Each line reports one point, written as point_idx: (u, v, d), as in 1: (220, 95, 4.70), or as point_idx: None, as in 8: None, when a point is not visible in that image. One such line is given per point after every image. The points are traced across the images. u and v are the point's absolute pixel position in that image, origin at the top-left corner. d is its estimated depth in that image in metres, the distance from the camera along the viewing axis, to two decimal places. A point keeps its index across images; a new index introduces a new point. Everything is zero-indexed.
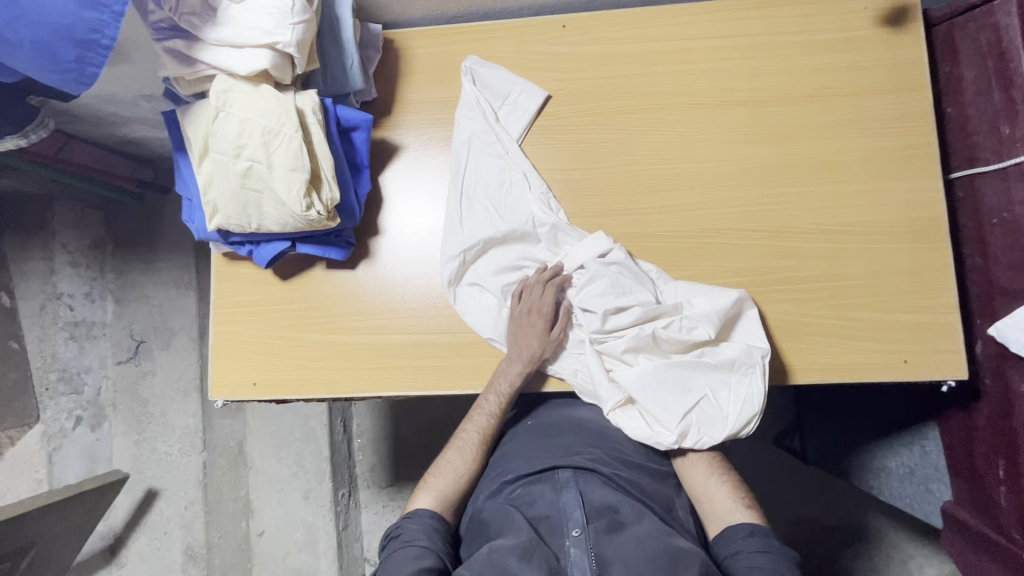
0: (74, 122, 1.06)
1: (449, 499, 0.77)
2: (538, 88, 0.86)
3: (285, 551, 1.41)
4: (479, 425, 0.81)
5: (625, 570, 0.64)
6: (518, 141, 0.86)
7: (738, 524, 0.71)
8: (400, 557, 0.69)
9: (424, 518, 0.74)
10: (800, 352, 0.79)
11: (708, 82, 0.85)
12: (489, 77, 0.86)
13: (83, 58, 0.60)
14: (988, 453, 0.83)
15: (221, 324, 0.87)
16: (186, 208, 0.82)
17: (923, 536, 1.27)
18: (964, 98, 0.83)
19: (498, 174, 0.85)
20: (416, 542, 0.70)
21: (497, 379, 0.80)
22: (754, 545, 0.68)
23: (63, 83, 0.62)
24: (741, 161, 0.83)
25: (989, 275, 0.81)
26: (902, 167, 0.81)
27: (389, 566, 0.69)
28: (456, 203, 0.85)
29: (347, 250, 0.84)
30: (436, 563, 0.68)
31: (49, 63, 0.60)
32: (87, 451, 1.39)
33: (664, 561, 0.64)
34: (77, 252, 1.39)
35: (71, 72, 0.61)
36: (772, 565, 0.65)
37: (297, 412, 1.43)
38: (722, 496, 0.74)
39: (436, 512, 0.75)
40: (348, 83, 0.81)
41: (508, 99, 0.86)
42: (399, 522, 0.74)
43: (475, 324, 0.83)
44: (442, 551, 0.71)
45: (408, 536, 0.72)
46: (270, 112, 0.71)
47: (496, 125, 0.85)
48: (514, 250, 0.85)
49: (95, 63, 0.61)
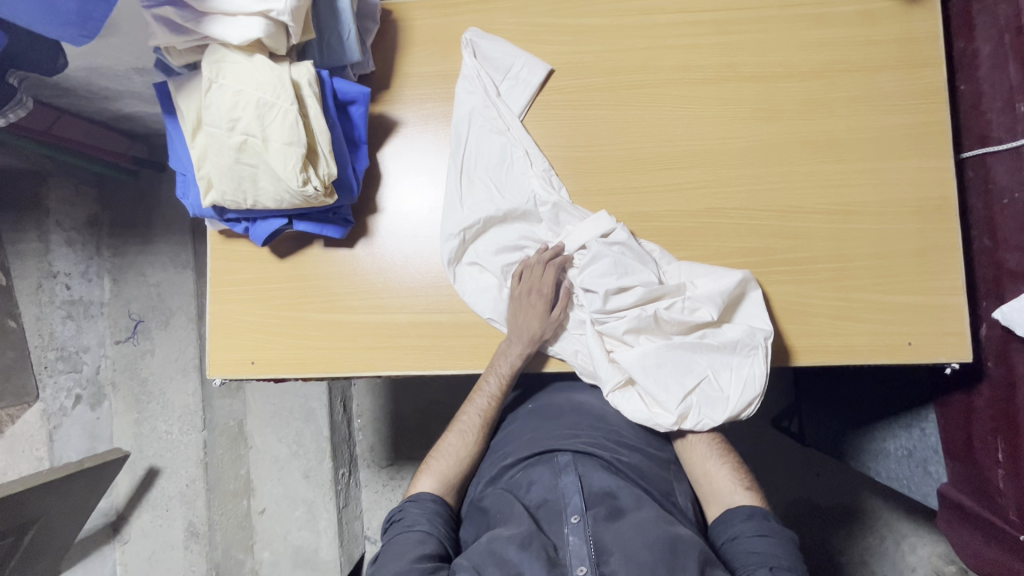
0: (65, 97, 1.04)
1: (449, 482, 0.77)
2: (541, 61, 0.83)
3: (287, 528, 1.42)
4: (480, 408, 0.81)
5: (625, 559, 0.63)
6: (520, 117, 0.84)
7: (738, 506, 0.71)
8: (401, 542, 0.69)
9: (425, 503, 0.74)
10: (803, 334, 0.78)
11: (715, 57, 0.82)
12: (491, 50, 0.84)
13: (86, 11, 0.62)
14: (987, 436, 0.83)
15: (219, 303, 0.86)
16: (181, 182, 0.80)
17: (918, 518, 1.28)
18: (978, 75, 0.80)
19: (498, 151, 0.83)
20: (416, 527, 0.71)
21: (496, 361, 0.80)
22: (753, 528, 0.68)
23: (63, 36, 0.63)
24: (748, 139, 0.81)
25: (997, 257, 0.80)
26: (913, 145, 0.79)
27: (390, 550, 0.69)
28: (457, 180, 0.83)
29: (345, 228, 0.83)
30: (437, 547, 0.69)
31: (47, 18, 0.61)
32: (88, 430, 1.39)
33: (664, 548, 0.63)
34: (72, 230, 1.35)
35: (72, 26, 0.62)
36: (771, 550, 0.65)
37: (298, 391, 1.43)
38: (722, 478, 0.74)
39: (437, 496, 0.75)
40: (344, 54, 0.79)
41: (510, 73, 0.84)
42: (400, 506, 0.74)
43: (475, 304, 0.82)
44: (442, 536, 0.71)
45: (408, 519, 0.72)
46: (264, 83, 0.69)
47: (497, 100, 0.83)
48: (516, 230, 0.84)
49: (99, 16, 0.63)
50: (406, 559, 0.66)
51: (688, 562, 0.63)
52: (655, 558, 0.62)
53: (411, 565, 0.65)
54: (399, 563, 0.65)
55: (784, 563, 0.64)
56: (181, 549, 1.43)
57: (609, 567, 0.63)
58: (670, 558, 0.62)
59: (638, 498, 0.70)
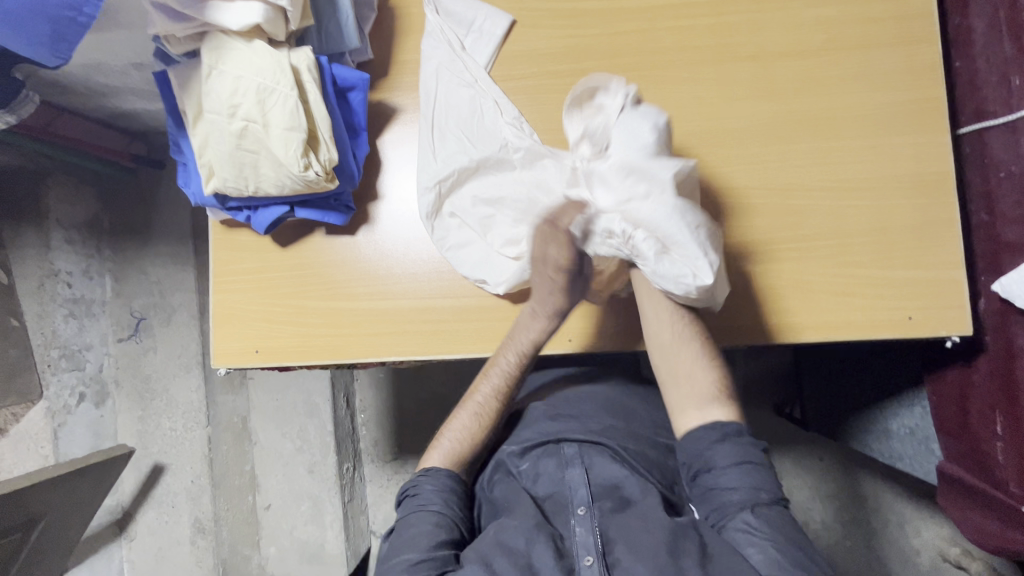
0: (64, 95, 1.04)
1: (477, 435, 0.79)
2: (503, 13, 0.84)
3: (293, 524, 1.42)
4: (494, 384, 0.81)
5: (630, 549, 0.64)
6: (486, 69, 0.84)
7: (710, 425, 0.70)
8: (416, 523, 0.69)
9: (442, 480, 0.74)
10: (803, 310, 0.79)
11: (712, 38, 0.83)
12: (453, 6, 0.85)
13: (59, 34, 0.64)
14: (985, 410, 0.84)
15: (221, 293, 0.87)
16: (182, 172, 0.81)
17: (922, 499, 1.28)
18: (973, 50, 0.81)
19: (468, 104, 0.83)
20: (431, 507, 0.71)
21: (514, 336, 0.79)
22: (728, 456, 0.67)
23: (34, 55, 0.65)
24: (745, 119, 0.82)
25: (994, 231, 0.80)
26: (909, 121, 0.80)
27: (405, 529, 0.69)
28: (429, 136, 0.83)
29: (347, 215, 0.83)
30: (451, 531, 0.69)
31: (16, 34, 0.62)
32: (92, 428, 1.39)
33: (667, 532, 0.63)
34: (72, 230, 1.36)
35: (44, 46, 0.64)
36: (748, 481, 0.65)
37: (301, 387, 1.43)
38: (687, 381, 0.73)
39: (453, 472, 0.75)
40: (343, 41, 0.79)
41: (473, 26, 0.85)
42: (415, 480, 0.75)
43: (452, 255, 0.82)
44: (454, 515, 0.71)
45: (423, 499, 0.72)
46: (264, 69, 0.69)
47: (462, 53, 0.84)
48: (491, 180, 0.82)
49: (72, 38, 0.65)
50: (421, 543, 0.66)
51: (689, 545, 0.62)
52: (657, 542, 0.62)
53: (428, 551, 0.65)
54: (415, 548, 0.66)
55: (763, 496, 0.64)
56: (188, 545, 1.43)
57: (614, 557, 0.64)
58: (673, 542, 0.62)
59: (645, 488, 0.70)
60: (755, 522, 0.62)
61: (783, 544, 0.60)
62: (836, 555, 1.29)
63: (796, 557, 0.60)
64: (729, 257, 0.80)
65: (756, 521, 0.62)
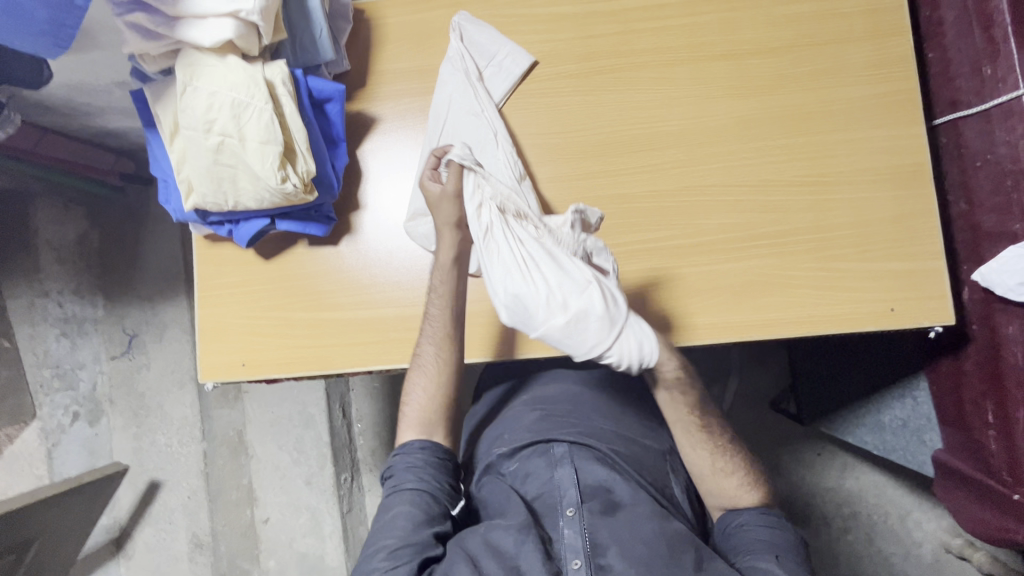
0: (48, 116, 1.05)
1: (436, 396, 0.77)
2: (526, 54, 0.84)
3: (292, 536, 1.42)
4: (430, 334, 0.77)
5: (622, 553, 0.64)
6: (497, 105, 0.84)
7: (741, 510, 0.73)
8: (395, 506, 0.70)
9: (425, 447, 0.75)
10: (784, 305, 0.79)
11: (686, 38, 0.83)
12: (477, 36, 0.85)
13: (60, 20, 0.64)
14: (977, 399, 0.83)
15: (207, 307, 0.87)
16: (162, 189, 0.81)
17: (921, 491, 1.28)
18: (945, 41, 0.81)
19: (476, 136, 0.83)
20: (407, 487, 0.71)
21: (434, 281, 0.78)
22: (762, 519, 0.71)
23: (33, 45, 0.64)
24: (721, 117, 0.82)
25: (974, 220, 0.81)
26: (884, 114, 0.80)
27: (385, 511, 0.70)
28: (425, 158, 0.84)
29: (328, 225, 0.84)
30: (428, 506, 0.70)
31: (17, 27, 0.62)
32: (87, 446, 1.39)
33: (661, 543, 0.64)
34: (63, 249, 1.37)
35: (45, 35, 0.64)
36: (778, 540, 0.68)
37: (295, 398, 1.43)
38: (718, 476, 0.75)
39: (427, 443, 0.75)
40: (320, 54, 0.80)
41: (494, 59, 0.84)
42: (390, 462, 0.75)
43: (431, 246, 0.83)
44: (432, 488, 0.72)
45: (398, 480, 0.73)
46: (238, 84, 0.70)
47: (478, 84, 0.83)
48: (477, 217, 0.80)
49: (71, 23, 0.65)
50: (399, 526, 0.67)
51: (686, 557, 0.64)
52: (654, 555, 0.63)
53: (407, 534, 0.66)
54: (393, 533, 0.67)
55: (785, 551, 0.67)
56: (187, 562, 1.43)
57: (605, 560, 0.63)
58: (669, 553, 0.64)
59: (635, 493, 0.70)
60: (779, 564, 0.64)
61: None
62: (836, 550, 1.28)
63: None
64: (709, 255, 0.81)
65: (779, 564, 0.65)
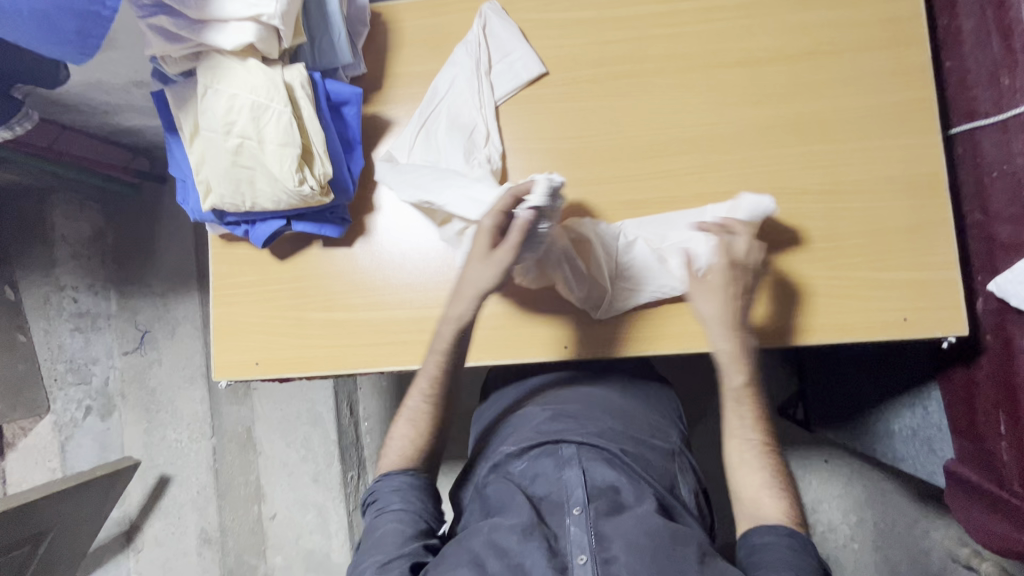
0: (66, 113, 1.06)
1: (417, 441, 0.78)
2: (535, 62, 0.84)
3: (298, 532, 1.43)
4: (428, 376, 0.78)
5: (626, 548, 0.63)
6: (496, 102, 0.85)
7: (781, 525, 0.65)
8: (380, 527, 0.70)
9: (395, 480, 0.75)
10: (794, 313, 0.79)
11: (701, 44, 0.83)
12: (498, 31, 0.85)
13: (86, 30, 0.64)
14: (989, 409, 0.83)
15: (221, 306, 0.88)
16: (181, 189, 0.83)
17: (929, 500, 1.27)
18: (963, 50, 0.81)
19: (460, 122, 0.84)
20: (390, 509, 0.72)
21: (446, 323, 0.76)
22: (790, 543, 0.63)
23: (62, 55, 0.66)
24: (735, 124, 0.82)
25: (989, 230, 0.80)
26: (899, 122, 0.80)
27: (370, 535, 0.71)
28: (415, 132, 0.84)
29: (342, 226, 0.84)
30: (413, 526, 0.70)
31: (47, 38, 0.63)
32: (98, 440, 1.40)
33: (665, 538, 0.64)
34: (78, 244, 1.37)
35: (72, 44, 0.65)
36: (806, 569, 0.61)
37: (303, 396, 1.44)
38: (752, 482, 0.69)
39: (409, 472, 0.76)
40: (337, 57, 0.81)
41: (507, 56, 0.85)
42: (373, 487, 0.76)
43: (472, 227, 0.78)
44: (417, 510, 0.72)
45: (382, 503, 0.73)
46: (257, 86, 0.71)
47: (485, 74, 0.84)
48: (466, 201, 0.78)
49: (98, 34, 0.65)
50: (385, 547, 0.67)
51: (688, 552, 0.63)
52: (656, 546, 0.63)
53: (397, 548, 0.67)
54: (382, 549, 0.67)
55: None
56: (194, 556, 1.44)
57: (610, 555, 0.63)
58: (671, 548, 0.63)
59: (640, 494, 0.70)
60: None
61: None
62: (842, 557, 1.28)
63: None
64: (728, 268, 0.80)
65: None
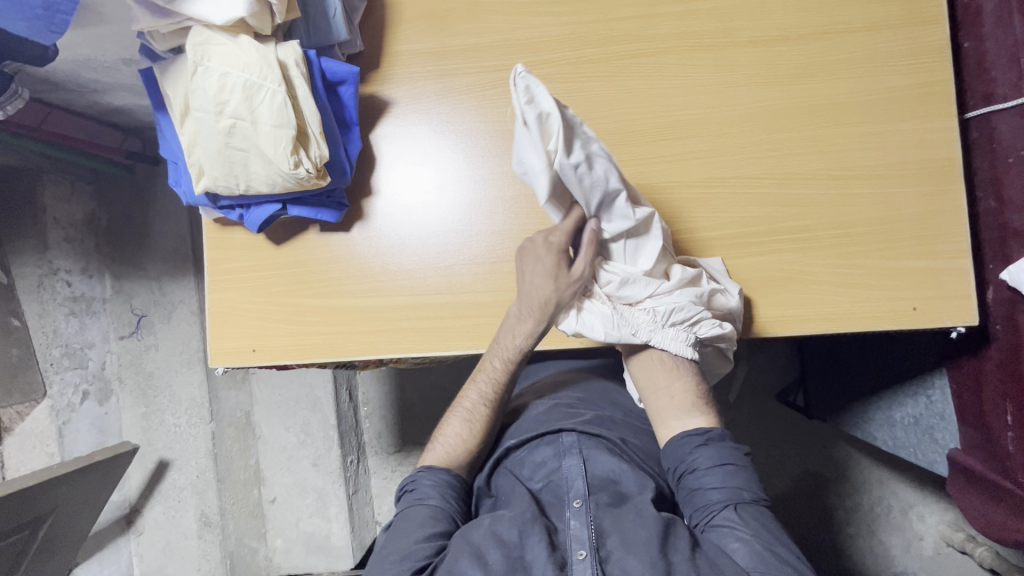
0: (52, 92, 1.02)
1: (471, 440, 0.78)
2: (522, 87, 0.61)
3: (298, 515, 1.43)
4: (481, 390, 0.80)
5: (623, 543, 0.62)
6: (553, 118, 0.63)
7: (691, 431, 0.71)
8: (411, 515, 0.70)
9: (441, 476, 0.74)
10: (800, 301, 0.78)
11: (711, 23, 0.80)
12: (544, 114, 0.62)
13: (53, 4, 0.64)
14: (997, 399, 0.82)
15: (216, 292, 0.86)
16: (172, 171, 0.80)
17: (928, 486, 1.27)
18: (983, 31, 0.78)
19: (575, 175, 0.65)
20: (428, 501, 0.71)
21: (501, 343, 0.78)
22: (710, 459, 0.68)
23: (26, 30, 0.64)
24: (745, 107, 0.79)
25: (1002, 219, 0.78)
26: (913, 106, 0.78)
27: (400, 521, 0.70)
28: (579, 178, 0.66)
29: (340, 211, 0.82)
30: (446, 526, 0.69)
31: (12, 12, 0.62)
32: (96, 425, 1.39)
33: (661, 526, 0.62)
34: (71, 227, 1.34)
35: (39, 19, 0.64)
36: (732, 483, 0.66)
37: (302, 381, 1.43)
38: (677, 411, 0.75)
39: (453, 471, 0.75)
40: (332, 33, 0.78)
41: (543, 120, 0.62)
42: (413, 475, 0.76)
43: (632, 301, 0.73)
44: (453, 511, 0.72)
45: (420, 493, 0.73)
46: (250, 64, 0.68)
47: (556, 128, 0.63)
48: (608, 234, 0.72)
49: (65, 7, 0.64)
50: (413, 537, 0.67)
51: (682, 541, 0.61)
52: (651, 539, 0.61)
53: (420, 541, 0.66)
54: (407, 541, 0.67)
55: (746, 496, 0.65)
56: (195, 540, 1.44)
57: (607, 550, 0.62)
58: (664, 535, 0.61)
59: (642, 482, 0.69)
60: (741, 521, 0.63)
61: (772, 538, 0.62)
62: (839, 543, 1.28)
63: (785, 567, 0.60)
64: (736, 262, 0.79)
65: (742, 521, 0.63)
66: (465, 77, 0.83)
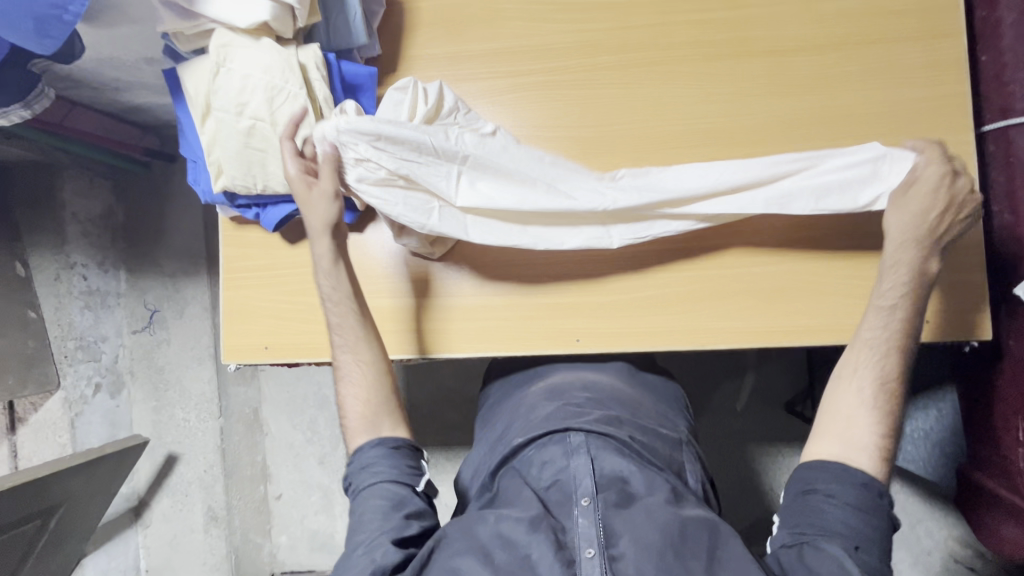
0: (75, 89, 1.04)
1: (375, 383, 0.78)
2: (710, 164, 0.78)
3: (303, 513, 1.44)
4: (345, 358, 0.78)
5: (635, 543, 0.61)
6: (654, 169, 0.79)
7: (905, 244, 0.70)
8: (364, 507, 0.70)
9: (371, 445, 0.75)
10: (807, 311, 0.78)
11: (727, 32, 0.81)
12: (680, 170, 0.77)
13: (43, 28, 0.65)
14: (1007, 414, 0.81)
15: (232, 289, 0.87)
16: (192, 169, 0.82)
17: (940, 503, 1.25)
18: (1001, 44, 0.78)
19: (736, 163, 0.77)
20: (366, 486, 0.72)
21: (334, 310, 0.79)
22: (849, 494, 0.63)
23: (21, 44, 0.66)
24: (760, 115, 0.80)
25: (1017, 233, 0.78)
26: (928, 119, 0.78)
27: (355, 514, 0.70)
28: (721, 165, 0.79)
29: (354, 213, 0.84)
30: (395, 496, 0.70)
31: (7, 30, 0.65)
32: (108, 417, 1.41)
33: (673, 531, 0.62)
34: (88, 223, 1.36)
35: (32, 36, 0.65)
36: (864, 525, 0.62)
37: (310, 378, 1.44)
38: (850, 393, 0.68)
39: (382, 439, 0.76)
40: (351, 37, 0.79)
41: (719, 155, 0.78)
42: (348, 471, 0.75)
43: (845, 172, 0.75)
44: (394, 476, 0.73)
45: (357, 482, 0.73)
46: (271, 66, 0.71)
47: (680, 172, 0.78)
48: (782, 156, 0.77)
49: (56, 33, 0.66)
50: (369, 526, 0.67)
51: (696, 545, 0.62)
52: (664, 542, 0.61)
53: (380, 526, 0.67)
54: (367, 528, 0.67)
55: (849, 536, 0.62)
56: (202, 533, 1.46)
57: (618, 550, 0.61)
58: (678, 542, 0.61)
59: (651, 483, 0.68)
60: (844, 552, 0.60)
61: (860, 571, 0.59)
62: None
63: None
64: (747, 271, 0.79)
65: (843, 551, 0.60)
66: (482, 82, 0.84)
